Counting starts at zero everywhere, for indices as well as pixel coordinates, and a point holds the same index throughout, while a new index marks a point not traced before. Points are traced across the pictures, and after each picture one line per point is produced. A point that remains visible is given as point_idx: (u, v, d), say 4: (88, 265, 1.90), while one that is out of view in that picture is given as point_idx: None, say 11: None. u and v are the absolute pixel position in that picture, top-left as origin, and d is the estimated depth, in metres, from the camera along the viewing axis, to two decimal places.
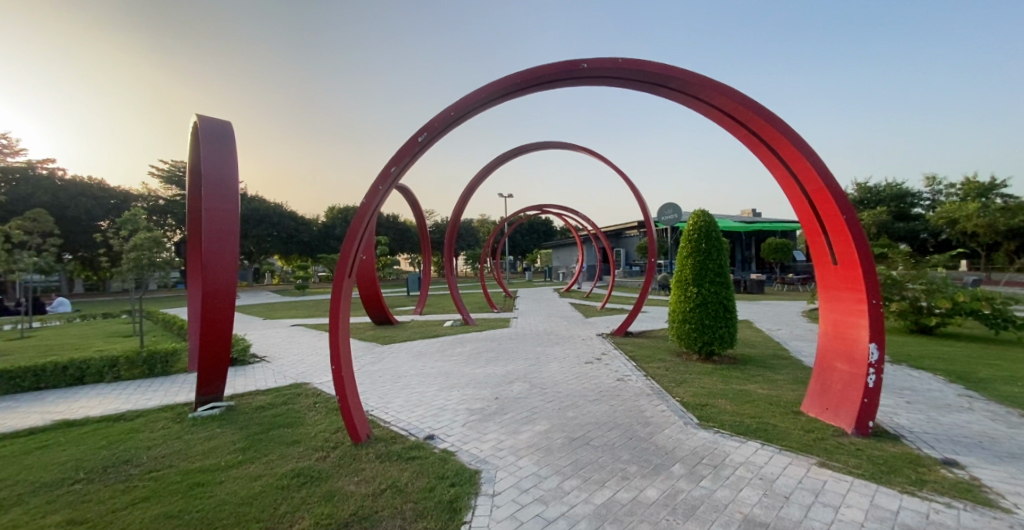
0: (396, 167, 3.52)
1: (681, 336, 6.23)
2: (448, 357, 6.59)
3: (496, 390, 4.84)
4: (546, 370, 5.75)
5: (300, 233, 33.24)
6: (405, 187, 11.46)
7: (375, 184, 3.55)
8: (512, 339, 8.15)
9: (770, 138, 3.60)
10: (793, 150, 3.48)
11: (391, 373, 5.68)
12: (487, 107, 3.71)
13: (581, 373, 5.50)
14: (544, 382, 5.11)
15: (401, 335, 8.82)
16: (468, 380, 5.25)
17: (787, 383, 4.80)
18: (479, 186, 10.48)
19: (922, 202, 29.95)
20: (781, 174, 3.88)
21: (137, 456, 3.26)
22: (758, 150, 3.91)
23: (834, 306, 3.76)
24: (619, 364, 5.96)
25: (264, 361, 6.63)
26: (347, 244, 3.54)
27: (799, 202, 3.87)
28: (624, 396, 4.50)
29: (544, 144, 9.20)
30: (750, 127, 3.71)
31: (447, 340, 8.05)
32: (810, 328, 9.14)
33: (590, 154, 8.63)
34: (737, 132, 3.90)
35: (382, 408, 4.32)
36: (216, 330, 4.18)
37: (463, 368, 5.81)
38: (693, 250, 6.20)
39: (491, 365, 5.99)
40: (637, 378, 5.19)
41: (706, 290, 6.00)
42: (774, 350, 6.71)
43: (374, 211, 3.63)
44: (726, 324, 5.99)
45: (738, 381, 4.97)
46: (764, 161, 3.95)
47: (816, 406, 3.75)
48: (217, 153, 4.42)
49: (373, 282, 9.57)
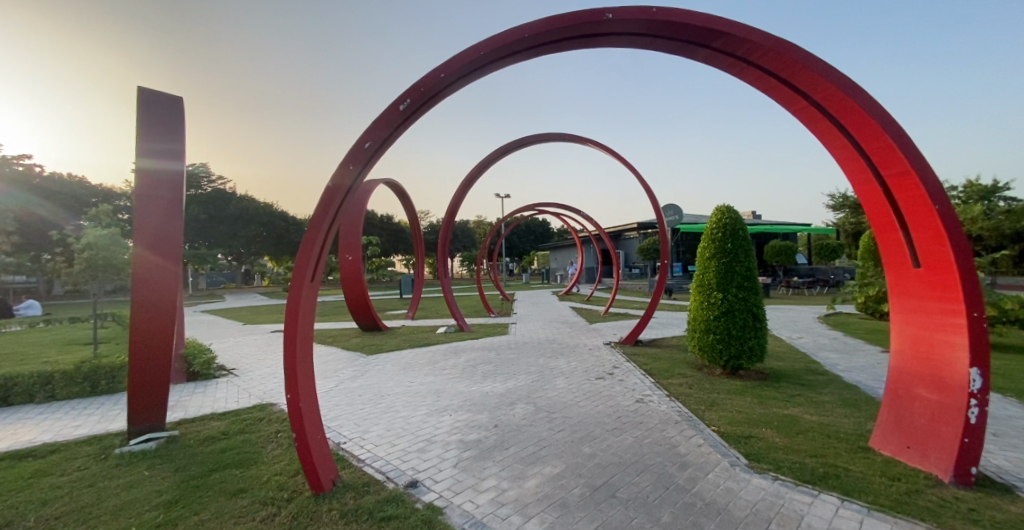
0: (371, 142, 2.76)
1: (703, 348, 5.51)
2: (441, 370, 5.85)
3: (494, 415, 4.09)
4: (552, 387, 5.02)
5: (290, 233, 32.34)
6: (396, 184, 10.74)
7: (345, 162, 2.76)
8: (512, 348, 7.42)
9: (838, 109, 2.90)
10: (868, 122, 2.78)
11: (373, 391, 4.91)
12: (484, 72, 3.01)
13: (593, 392, 4.78)
14: (552, 404, 4.37)
15: (389, 343, 8.08)
16: (462, 401, 4.50)
17: (836, 407, 4.09)
18: (475, 181, 9.73)
19: None
20: (847, 156, 3.17)
21: (22, 513, 2.44)
22: (818, 127, 3.21)
23: (916, 318, 3.03)
24: (635, 381, 5.24)
25: (231, 375, 5.84)
26: (306, 242, 2.73)
27: (870, 191, 3.16)
28: (650, 423, 3.77)
29: (549, 136, 8.39)
30: (811, 99, 3.02)
31: (439, 350, 7.30)
32: (833, 336, 8.43)
33: (600, 148, 7.83)
34: (793, 104, 3.20)
35: (356, 441, 3.55)
36: (152, 345, 3.38)
37: (456, 385, 5.07)
38: (717, 251, 5.50)
39: (488, 381, 5.25)
40: (660, 400, 4.44)
41: (733, 295, 5.29)
42: (804, 363, 5.99)
43: (347, 198, 2.86)
44: (755, 335, 5.28)
45: (778, 403, 4.26)
46: (825, 141, 3.26)
47: (893, 445, 3.02)
48: (161, 129, 3.61)
49: (360, 286, 8.80)
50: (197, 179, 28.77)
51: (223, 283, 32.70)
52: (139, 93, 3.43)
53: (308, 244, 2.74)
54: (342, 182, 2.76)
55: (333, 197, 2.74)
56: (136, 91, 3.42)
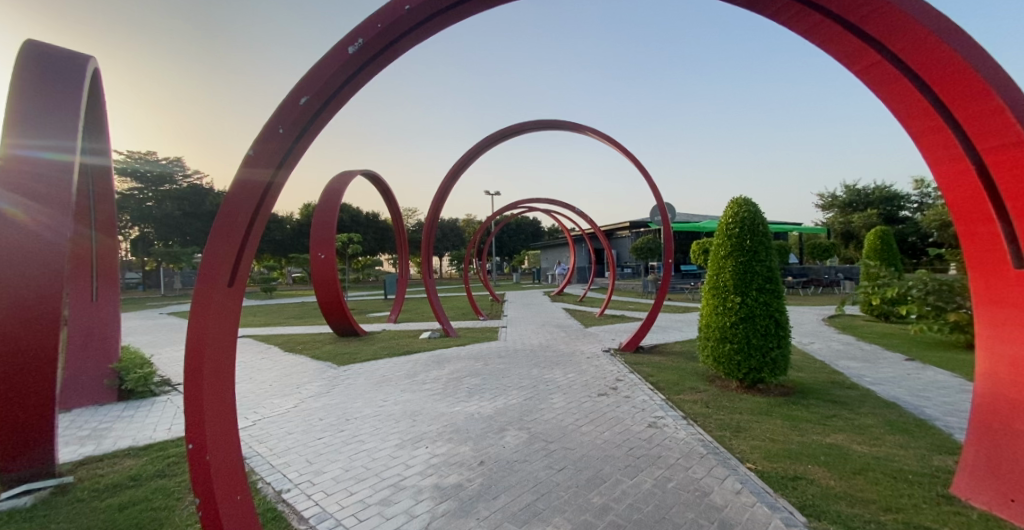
0: (309, 96, 1.94)
1: (719, 360, 4.85)
2: (420, 385, 5.11)
3: (481, 446, 3.36)
4: (549, 407, 4.28)
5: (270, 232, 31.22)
6: (377, 177, 9.90)
7: (272, 123, 1.93)
8: (502, 356, 6.70)
9: (927, 62, 2.23)
10: (970, 77, 2.11)
11: (337, 412, 4.15)
12: (468, 10, 2.21)
13: (598, 414, 4.06)
14: (551, 431, 3.63)
15: (366, 350, 7.30)
16: (443, 427, 3.76)
17: (885, 436, 3.47)
18: (461, 173, 8.94)
19: (910, 206, 28.49)
20: (925, 126, 2.51)
21: None
22: (886, 91, 2.56)
23: (1016, 332, 2.39)
24: (644, 398, 4.54)
25: (174, 393, 5.00)
26: (217, 234, 1.90)
27: (956, 169, 2.50)
28: (672, 459, 3.05)
29: (541, 123, 7.63)
30: (887, 52, 2.36)
31: (421, 359, 6.54)
32: (844, 342, 7.90)
33: (599, 136, 7.07)
34: (861, 62, 2.51)
35: (302, 488, 2.74)
36: (20, 370, 2.55)
37: (436, 406, 4.33)
38: (733, 249, 4.85)
39: (474, 400, 4.51)
40: (676, 424, 3.75)
41: (753, 300, 4.63)
42: (826, 374, 5.40)
43: (277, 183, 2.06)
44: (778, 345, 4.61)
45: (814, 429, 3.63)
46: (892, 110, 2.63)
47: (992, 497, 2.38)
48: (49, 89, 2.84)
49: (334, 288, 7.98)
50: (171, 173, 27.43)
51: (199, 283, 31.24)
52: (27, 53, 2.82)
53: (218, 237, 1.90)
54: (268, 151, 1.94)
55: (253, 178, 1.94)
56: (25, 52, 2.82)
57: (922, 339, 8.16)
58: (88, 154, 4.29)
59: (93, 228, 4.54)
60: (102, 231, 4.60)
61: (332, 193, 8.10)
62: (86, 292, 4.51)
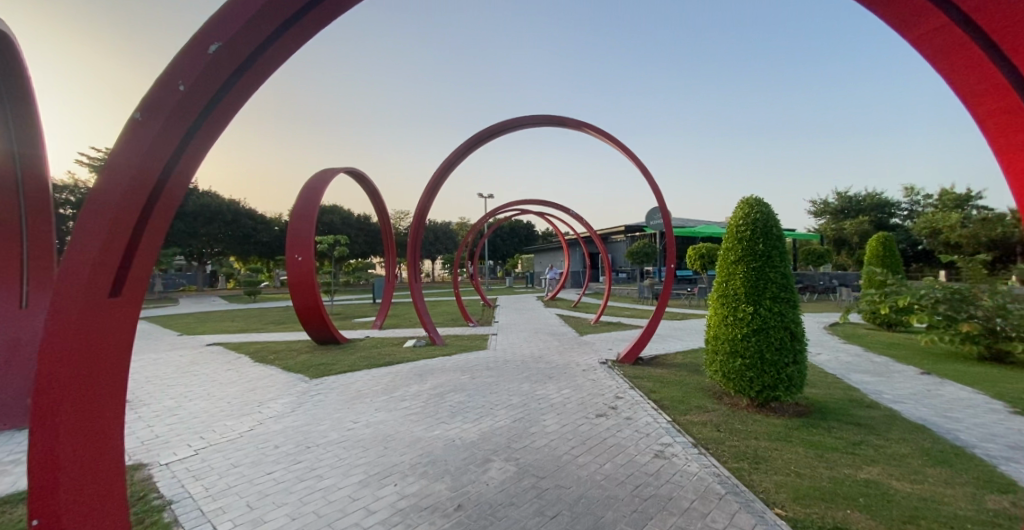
0: (220, 44, 1.45)
1: (729, 376, 4.39)
2: (398, 403, 4.59)
3: (460, 483, 2.84)
4: (541, 431, 3.77)
5: (257, 233, 30.36)
6: (362, 175, 9.38)
7: (166, 80, 1.43)
8: (491, 368, 6.20)
9: (1001, 21, 1.81)
10: None
11: (297, 437, 3.60)
12: None
13: (597, 440, 3.57)
14: (543, 464, 3.13)
15: (344, 360, 6.74)
16: (418, 456, 3.24)
17: (926, 470, 3.02)
18: (450, 172, 8.44)
19: (900, 213, 28.55)
20: (996, 105, 2.07)
21: None
22: (948, 63, 2.14)
23: None
24: (648, 420, 4.06)
25: None
26: (84, 231, 1.40)
27: None
28: (687, 504, 2.55)
29: (535, 119, 7.15)
30: (955, 10, 1.94)
31: (402, 372, 5.99)
32: (852, 352, 7.50)
33: (597, 133, 6.62)
34: (920, 27, 2.10)
35: None
36: None
37: (412, 429, 3.80)
38: (745, 253, 4.41)
39: (456, 422, 3.99)
40: (687, 454, 3.26)
41: (766, 310, 4.18)
42: (842, 390, 4.97)
43: (179, 166, 1.58)
44: (794, 360, 4.16)
45: (843, 460, 3.17)
46: (952, 85, 2.19)
47: None
48: None
49: (311, 292, 7.42)
50: None
51: (181, 286, 30.17)
52: None
53: (88, 235, 1.40)
54: (161, 121, 1.46)
55: (142, 159, 1.45)
56: None
57: (930, 350, 7.82)
58: (17, 146, 3.71)
59: (22, 221, 3.92)
60: (35, 221, 3.94)
61: (311, 191, 7.57)
62: (13, 299, 3.98)
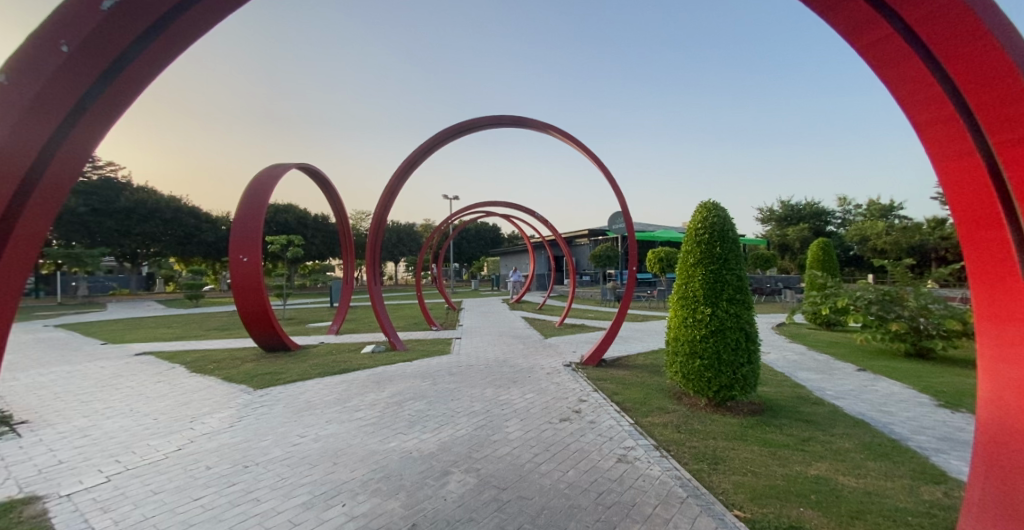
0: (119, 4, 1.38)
1: (687, 376, 4.47)
2: (352, 413, 4.31)
3: (415, 500, 2.66)
4: (504, 439, 3.65)
5: (201, 232, 28.30)
6: (318, 172, 8.89)
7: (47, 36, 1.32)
8: (453, 374, 6.01)
9: (940, 33, 1.90)
10: (993, 53, 1.78)
11: (235, 456, 3.27)
12: None
13: (559, 446, 3.50)
14: (505, 474, 3.01)
15: (294, 369, 6.30)
16: (371, 472, 3.02)
17: (869, 465, 3.17)
18: (411, 171, 8.17)
19: (834, 221, 30.97)
20: (934, 114, 2.19)
21: None
22: (891, 73, 2.24)
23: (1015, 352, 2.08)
24: (610, 423, 4.04)
25: (15, 433, 3.82)
26: None
27: (961, 168, 2.19)
28: (649, 510, 2.52)
29: (498, 119, 7.06)
30: (899, 21, 2.02)
31: (358, 380, 5.67)
32: (798, 351, 7.94)
33: (562, 136, 6.61)
34: (868, 37, 2.17)
35: None
36: None
37: (365, 442, 3.57)
38: (703, 256, 4.52)
39: (414, 433, 3.79)
40: (649, 458, 3.25)
41: (722, 312, 4.29)
42: (791, 388, 5.20)
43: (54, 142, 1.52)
44: (749, 361, 4.29)
45: (796, 457, 3.27)
46: (895, 94, 2.30)
47: None
48: None
49: (258, 296, 6.91)
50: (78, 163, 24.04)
51: (111, 290, 27.55)
52: None
53: None
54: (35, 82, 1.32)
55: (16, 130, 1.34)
56: None
57: (864, 348, 8.43)
58: None
59: None
60: None
61: (260, 187, 7.07)
62: None
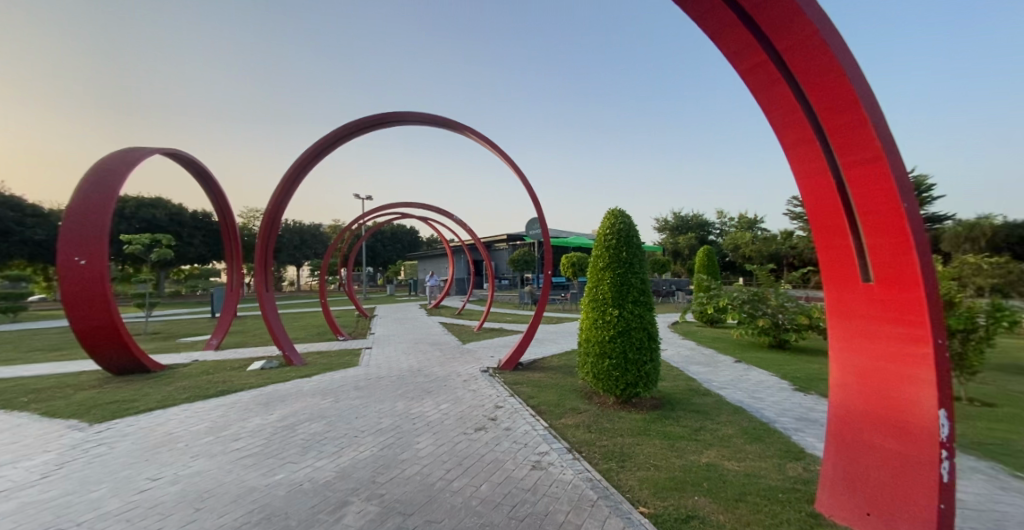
0: None
1: (597, 376, 4.63)
2: (230, 443, 3.67)
3: None
4: (412, 456, 3.38)
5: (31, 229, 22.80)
6: (195, 161, 7.65)
7: None
8: (359, 387, 5.51)
9: (802, 63, 2.15)
10: (842, 84, 2.06)
11: (51, 514, 2.53)
12: None
13: (473, 458, 3.34)
14: (411, 496, 2.76)
15: (157, 393, 5.26)
16: (247, 514, 2.55)
17: (749, 449, 3.52)
18: (311, 166, 7.40)
19: (715, 231, 35.54)
20: (799, 135, 2.48)
21: None
22: (767, 95, 2.50)
23: (858, 342, 2.44)
24: (524, 428, 4.00)
25: None
26: None
27: (818, 183, 2.51)
28: (559, 518, 2.47)
29: (411, 117, 6.72)
30: (772, 49, 2.26)
31: (242, 402, 4.90)
32: (690, 347, 8.80)
33: (477, 138, 6.52)
34: (749, 60, 2.40)
35: None
36: None
37: (243, 477, 3.03)
38: (612, 260, 4.73)
39: (306, 460, 3.32)
40: (562, 462, 3.25)
41: (628, 313, 4.52)
42: (686, 382, 5.68)
43: None
44: (651, 359, 4.56)
45: (691, 447, 3.53)
46: (769, 114, 2.58)
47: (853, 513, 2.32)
48: None
49: (105, 307, 5.65)
50: None
51: None
52: None
53: None
54: None
55: None
56: None
57: (741, 342, 9.66)
58: None
59: None
60: None
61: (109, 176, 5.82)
62: None
